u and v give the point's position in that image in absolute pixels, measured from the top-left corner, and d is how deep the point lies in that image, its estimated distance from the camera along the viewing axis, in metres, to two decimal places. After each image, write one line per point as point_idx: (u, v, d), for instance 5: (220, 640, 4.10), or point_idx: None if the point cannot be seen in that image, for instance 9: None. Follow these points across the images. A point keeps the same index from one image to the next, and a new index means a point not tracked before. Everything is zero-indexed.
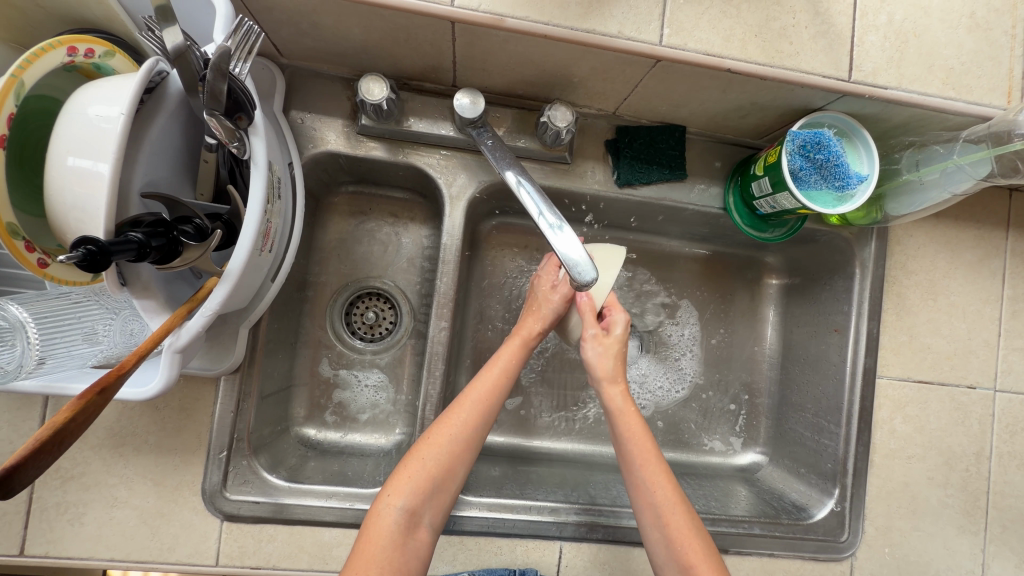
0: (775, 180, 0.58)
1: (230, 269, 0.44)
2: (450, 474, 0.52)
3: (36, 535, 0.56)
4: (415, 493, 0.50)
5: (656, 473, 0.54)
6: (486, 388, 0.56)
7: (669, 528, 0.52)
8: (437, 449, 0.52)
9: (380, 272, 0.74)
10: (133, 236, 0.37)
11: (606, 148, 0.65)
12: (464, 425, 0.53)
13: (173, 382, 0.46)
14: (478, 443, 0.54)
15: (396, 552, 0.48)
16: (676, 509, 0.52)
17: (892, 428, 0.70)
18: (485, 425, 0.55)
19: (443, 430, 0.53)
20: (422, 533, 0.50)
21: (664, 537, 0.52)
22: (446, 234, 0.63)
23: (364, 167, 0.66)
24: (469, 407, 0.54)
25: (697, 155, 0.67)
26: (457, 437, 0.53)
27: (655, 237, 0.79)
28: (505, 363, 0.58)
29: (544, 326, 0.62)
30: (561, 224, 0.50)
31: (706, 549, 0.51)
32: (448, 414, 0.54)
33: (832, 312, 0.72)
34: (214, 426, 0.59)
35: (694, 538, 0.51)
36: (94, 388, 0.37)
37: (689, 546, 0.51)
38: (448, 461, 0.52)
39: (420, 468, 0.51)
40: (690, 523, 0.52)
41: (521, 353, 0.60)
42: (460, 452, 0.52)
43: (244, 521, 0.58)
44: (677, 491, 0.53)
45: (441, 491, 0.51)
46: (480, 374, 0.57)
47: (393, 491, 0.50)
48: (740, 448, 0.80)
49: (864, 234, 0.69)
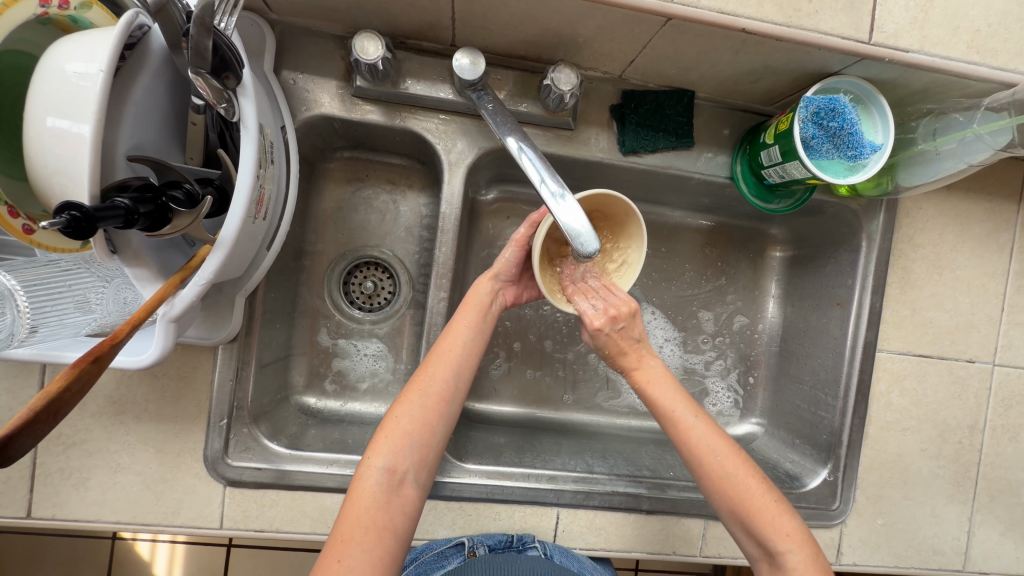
0: (785, 149, 0.56)
1: (222, 236, 0.43)
2: (427, 429, 0.50)
3: (42, 499, 0.56)
4: (393, 449, 0.49)
5: (684, 427, 0.52)
6: (451, 344, 0.54)
7: (710, 479, 0.52)
8: (410, 405, 0.51)
9: (378, 241, 0.73)
10: (119, 202, 0.35)
11: (611, 114, 0.63)
12: (435, 380, 0.52)
13: (168, 351, 0.45)
14: (453, 397, 0.52)
15: (380, 510, 0.46)
16: (710, 461, 0.52)
17: (889, 401, 0.70)
18: (458, 377, 0.53)
19: (414, 388, 0.52)
20: (408, 489, 0.48)
21: (708, 484, 0.52)
22: (445, 203, 0.62)
23: (361, 132, 0.63)
24: (436, 364, 0.53)
25: (706, 121, 0.65)
26: (428, 392, 0.51)
27: (658, 207, 0.78)
28: (467, 318, 0.56)
29: (494, 290, 0.59)
30: (563, 192, 0.48)
31: (753, 492, 0.51)
32: (418, 372, 0.53)
33: (835, 286, 0.72)
34: (214, 393, 0.59)
35: (734, 486, 0.51)
36: (87, 356, 0.36)
37: (730, 492, 0.51)
38: (422, 417, 0.50)
39: (395, 426, 0.50)
40: (727, 472, 0.51)
41: (480, 308, 0.57)
42: (434, 406, 0.51)
43: (246, 486, 0.59)
44: (712, 437, 0.52)
45: (420, 446, 0.50)
46: (444, 333, 0.55)
47: (373, 451, 0.49)
48: (727, 389, 0.82)
49: (872, 206, 0.68)
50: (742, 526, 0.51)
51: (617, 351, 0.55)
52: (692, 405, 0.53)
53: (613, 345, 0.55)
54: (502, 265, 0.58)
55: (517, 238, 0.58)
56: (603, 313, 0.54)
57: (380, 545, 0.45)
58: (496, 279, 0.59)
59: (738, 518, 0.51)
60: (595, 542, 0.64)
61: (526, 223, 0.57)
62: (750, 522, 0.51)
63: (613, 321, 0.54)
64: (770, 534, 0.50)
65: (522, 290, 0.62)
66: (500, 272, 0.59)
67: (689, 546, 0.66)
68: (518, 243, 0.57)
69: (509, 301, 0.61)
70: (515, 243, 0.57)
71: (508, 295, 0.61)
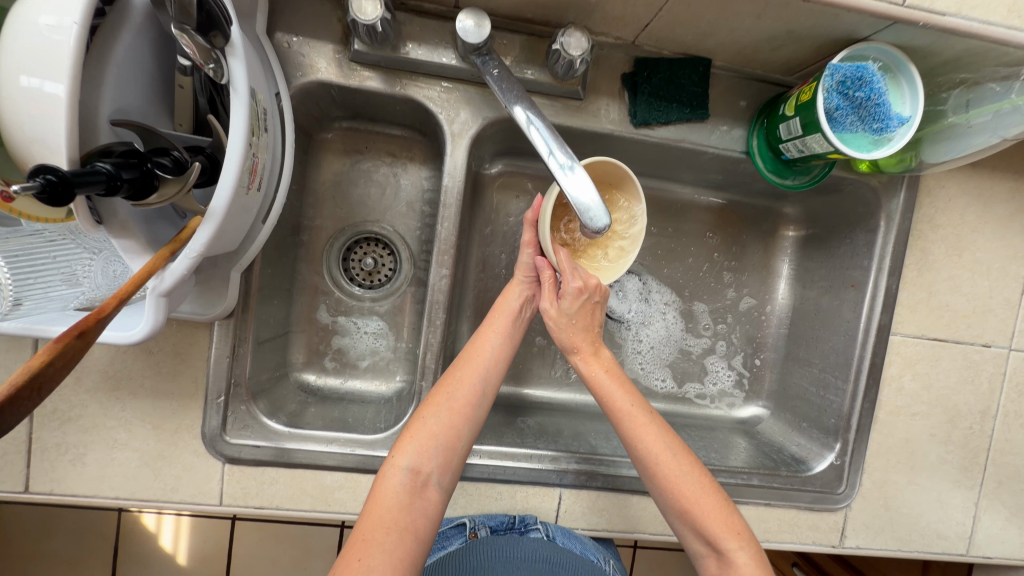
0: (807, 122, 0.53)
1: (213, 207, 0.41)
2: (453, 431, 0.50)
3: (39, 473, 0.56)
4: (418, 450, 0.48)
5: (638, 423, 0.52)
6: (479, 348, 0.54)
7: (660, 477, 0.51)
8: (436, 408, 0.50)
9: (378, 216, 0.71)
10: (100, 167, 0.33)
11: (622, 83, 0.59)
12: (462, 383, 0.52)
13: (160, 326, 0.43)
14: (481, 401, 0.52)
15: (403, 511, 0.45)
16: (662, 458, 0.51)
17: (900, 386, 0.69)
18: (486, 381, 0.53)
19: (442, 391, 0.51)
20: (431, 492, 0.47)
21: (657, 483, 0.51)
22: (447, 176, 0.59)
23: (359, 100, 0.60)
24: (465, 367, 0.53)
25: (723, 91, 0.62)
26: (456, 394, 0.51)
27: (668, 183, 0.76)
28: (496, 323, 0.55)
29: (524, 295, 0.57)
30: (572, 164, 0.46)
31: (700, 491, 0.51)
32: (446, 375, 0.53)
33: (850, 267, 0.70)
34: (210, 370, 0.57)
35: (683, 485, 0.51)
36: (72, 331, 0.34)
37: (680, 492, 0.51)
38: (449, 419, 0.50)
39: (421, 427, 0.49)
40: (679, 470, 0.51)
41: (511, 313, 0.56)
42: (461, 410, 0.50)
43: (245, 463, 0.58)
44: (665, 435, 0.52)
45: (446, 448, 0.49)
46: (472, 338, 0.55)
47: (397, 451, 0.49)
48: (728, 368, 0.80)
49: (893, 183, 0.65)
50: (689, 525, 0.51)
51: (577, 327, 0.55)
52: (645, 404, 0.53)
53: (583, 317, 0.55)
54: (524, 268, 0.57)
55: (527, 242, 0.57)
56: (586, 278, 0.53)
57: (401, 547, 0.44)
58: (523, 283, 0.57)
59: (685, 519, 0.51)
60: (596, 523, 0.64)
61: (526, 225, 0.56)
62: (697, 521, 0.50)
63: (590, 291, 0.54)
64: (717, 534, 0.50)
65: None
66: (524, 276, 0.57)
67: None
68: (530, 246, 0.56)
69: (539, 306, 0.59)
70: (528, 247, 0.56)
71: (540, 299, 0.59)
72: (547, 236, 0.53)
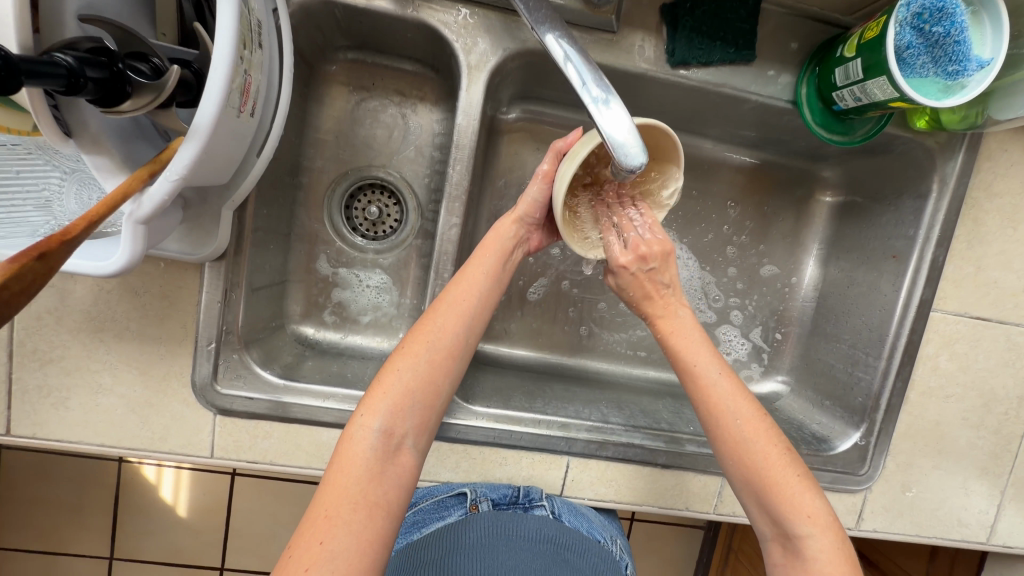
0: (870, 63, 0.47)
1: (196, 125, 0.36)
2: (432, 387, 0.44)
3: (21, 416, 0.53)
4: (393, 408, 0.42)
5: (703, 380, 0.47)
6: (462, 294, 0.48)
7: (723, 440, 0.47)
8: (414, 359, 0.44)
9: (384, 161, 0.65)
10: (60, 60, 0.29)
11: (661, 16, 0.53)
12: (442, 333, 0.45)
13: (138, 260, 0.38)
14: (462, 352, 0.46)
15: (373, 481, 0.39)
16: (727, 420, 0.46)
17: (935, 365, 0.64)
18: (469, 331, 0.47)
19: (418, 340, 0.45)
20: (404, 457, 0.42)
21: (723, 447, 0.47)
22: (461, 114, 0.53)
23: (366, 24, 0.54)
24: (445, 314, 0.46)
25: (772, 30, 0.55)
26: (436, 345, 0.45)
27: (699, 139, 0.70)
28: (482, 266, 0.49)
29: (519, 234, 0.52)
30: (608, 97, 0.40)
31: (772, 463, 0.45)
32: (422, 323, 0.46)
33: (893, 237, 0.64)
34: (201, 316, 0.53)
35: (752, 451, 0.46)
36: (32, 251, 0.29)
37: (747, 459, 0.46)
38: (428, 373, 0.44)
39: (395, 383, 0.43)
40: (748, 434, 0.46)
41: (500, 253, 0.50)
42: (442, 361, 0.45)
43: (237, 416, 0.55)
44: (735, 393, 0.47)
45: (423, 407, 0.43)
46: (453, 281, 0.49)
47: (367, 410, 0.42)
48: (742, 338, 0.76)
49: (951, 144, 0.59)
50: (756, 498, 0.46)
51: (644, 296, 0.51)
52: (719, 361, 0.48)
53: (639, 287, 0.51)
54: (530, 204, 0.51)
55: (541, 173, 0.51)
56: (634, 250, 0.49)
57: (372, 525, 0.38)
58: (523, 219, 0.52)
59: (752, 490, 0.46)
60: (604, 493, 0.60)
61: (549, 153, 0.50)
62: (763, 494, 0.45)
63: (647, 258, 0.50)
64: (787, 512, 0.44)
65: (546, 235, 0.55)
66: (526, 213, 0.52)
67: (703, 503, 0.62)
68: (545, 179, 0.50)
69: (532, 248, 0.54)
70: (543, 179, 0.50)
71: (531, 243, 0.54)
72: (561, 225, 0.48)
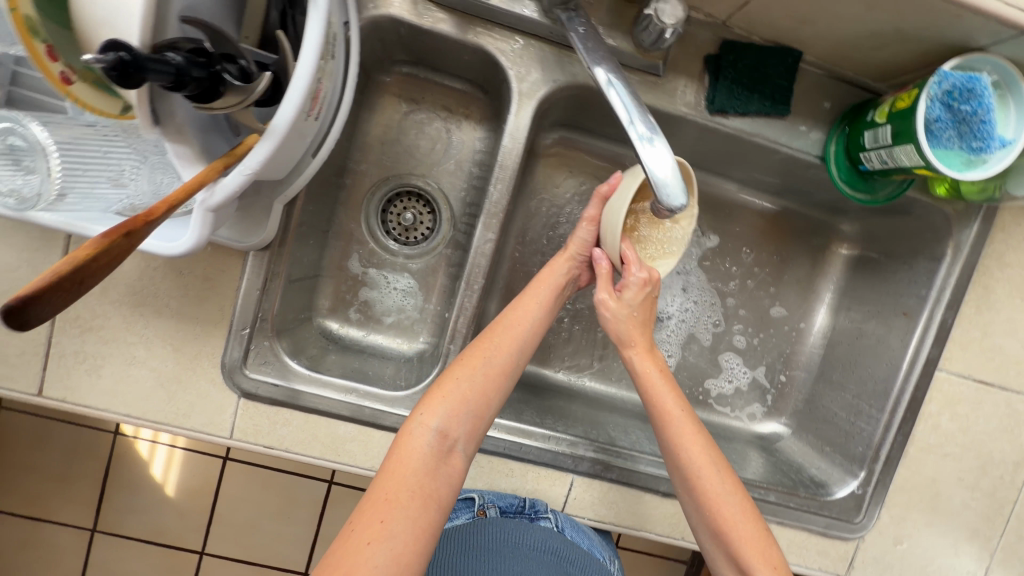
0: (899, 130, 0.50)
1: (274, 125, 0.39)
2: (485, 399, 0.48)
3: (54, 378, 0.55)
4: (449, 412, 0.46)
5: (683, 431, 0.51)
6: (519, 317, 0.52)
7: (698, 491, 0.51)
8: (472, 371, 0.48)
9: (424, 170, 0.68)
10: (172, 58, 0.31)
11: (705, 65, 0.56)
12: (499, 351, 0.49)
13: (202, 244, 0.41)
14: (514, 371, 0.50)
15: (428, 476, 0.43)
16: (704, 472, 0.50)
17: (936, 424, 0.66)
18: (521, 353, 0.51)
19: (478, 354, 0.49)
20: (456, 459, 0.46)
21: (695, 499, 0.51)
22: (508, 136, 0.56)
23: (426, 44, 0.57)
24: (503, 334, 0.51)
25: (808, 89, 0.58)
26: (491, 361, 0.49)
27: (725, 181, 0.73)
28: (538, 295, 0.54)
29: (571, 271, 0.56)
30: (652, 136, 0.43)
31: (740, 517, 0.50)
32: (482, 339, 0.50)
33: (904, 294, 0.67)
34: (239, 302, 0.56)
35: (723, 504, 0.50)
36: (121, 228, 0.32)
37: (718, 511, 0.50)
38: (483, 385, 0.48)
39: (454, 388, 0.47)
40: (722, 489, 0.50)
41: (553, 284, 0.54)
42: (495, 377, 0.49)
43: (260, 400, 0.57)
44: (708, 448, 0.51)
45: (475, 416, 0.47)
46: (512, 304, 0.53)
47: (427, 410, 0.46)
48: (744, 368, 0.78)
49: (968, 213, 0.62)
50: (723, 548, 0.50)
51: (632, 321, 0.54)
52: (691, 417, 0.52)
53: (643, 309, 0.54)
54: (580, 244, 0.55)
55: (587, 217, 0.55)
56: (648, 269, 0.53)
57: (425, 515, 0.42)
58: (574, 257, 0.56)
59: (720, 540, 0.50)
60: (604, 515, 0.61)
61: (594, 199, 0.54)
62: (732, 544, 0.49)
63: (652, 284, 0.53)
64: (753, 566, 0.48)
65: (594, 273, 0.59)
66: (577, 252, 0.56)
67: None
68: (591, 221, 0.55)
69: (581, 283, 0.58)
70: (589, 222, 0.55)
71: (582, 277, 0.57)
72: (615, 241, 0.51)
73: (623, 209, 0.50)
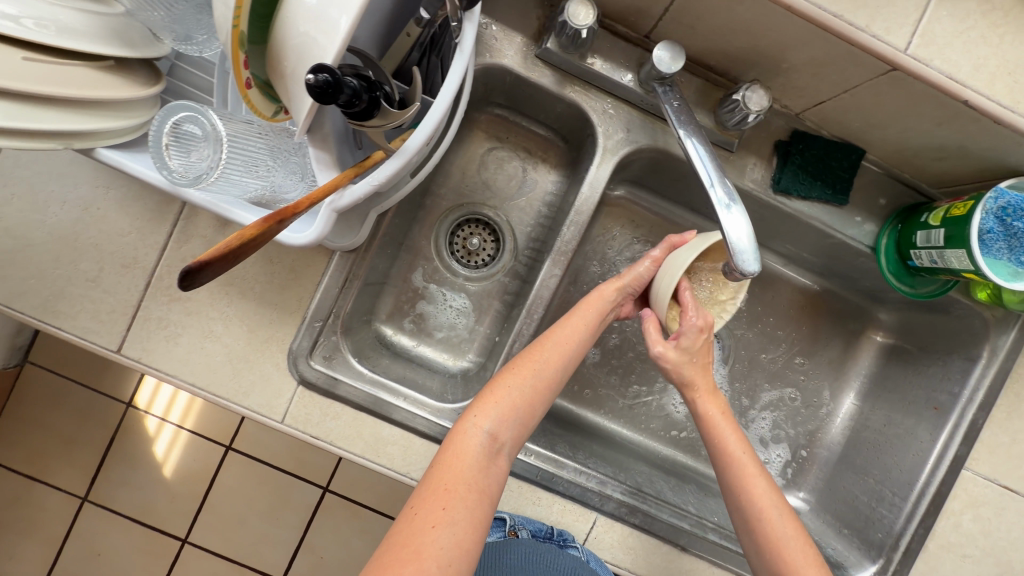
0: (952, 235, 0.54)
1: (407, 146, 0.44)
2: (531, 408, 0.51)
3: (135, 339, 0.58)
4: (500, 417, 0.49)
5: (746, 472, 0.55)
6: (567, 336, 0.54)
7: (758, 534, 0.53)
8: (522, 380, 0.50)
9: (497, 204, 0.74)
10: (352, 82, 0.37)
11: (775, 148, 0.62)
12: (547, 365, 0.52)
13: (321, 239, 0.47)
14: (557, 386, 0.53)
15: (481, 472, 0.46)
16: (767, 514, 0.53)
17: (958, 523, 0.65)
18: (565, 370, 0.53)
19: (529, 365, 0.51)
20: (502, 460, 0.48)
21: (757, 542, 0.53)
22: (587, 185, 0.62)
23: (524, 93, 0.64)
24: (553, 348, 0.53)
25: (866, 185, 0.63)
26: (541, 374, 0.51)
27: (773, 256, 0.78)
28: (586, 317, 0.56)
29: (618, 299, 0.58)
30: (730, 203, 0.48)
31: (801, 560, 0.52)
32: (534, 351, 0.53)
33: (937, 390, 0.69)
34: (317, 295, 0.60)
35: (785, 547, 0.52)
36: (275, 216, 0.37)
37: (780, 554, 0.52)
38: (531, 395, 0.50)
39: (506, 395, 0.50)
40: (784, 532, 0.53)
41: (601, 308, 0.57)
42: (543, 388, 0.51)
43: (316, 391, 0.60)
44: (771, 492, 0.54)
45: (521, 422, 0.50)
46: (561, 322, 0.55)
47: (480, 413, 0.49)
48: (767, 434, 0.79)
49: (1007, 321, 0.64)
50: None
51: (698, 368, 0.57)
52: (755, 458, 0.56)
53: (700, 350, 0.56)
54: (636, 277, 0.57)
55: (651, 256, 0.58)
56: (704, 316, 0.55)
57: (481, 509, 0.44)
58: (625, 287, 0.57)
59: None
60: (621, 560, 0.61)
61: (664, 244, 0.58)
62: None
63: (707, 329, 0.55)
64: None
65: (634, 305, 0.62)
66: (629, 283, 0.58)
67: None
68: (654, 261, 0.57)
69: (621, 314, 0.61)
70: (652, 261, 0.57)
71: (623, 310, 0.60)
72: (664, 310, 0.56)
73: (684, 267, 0.53)
